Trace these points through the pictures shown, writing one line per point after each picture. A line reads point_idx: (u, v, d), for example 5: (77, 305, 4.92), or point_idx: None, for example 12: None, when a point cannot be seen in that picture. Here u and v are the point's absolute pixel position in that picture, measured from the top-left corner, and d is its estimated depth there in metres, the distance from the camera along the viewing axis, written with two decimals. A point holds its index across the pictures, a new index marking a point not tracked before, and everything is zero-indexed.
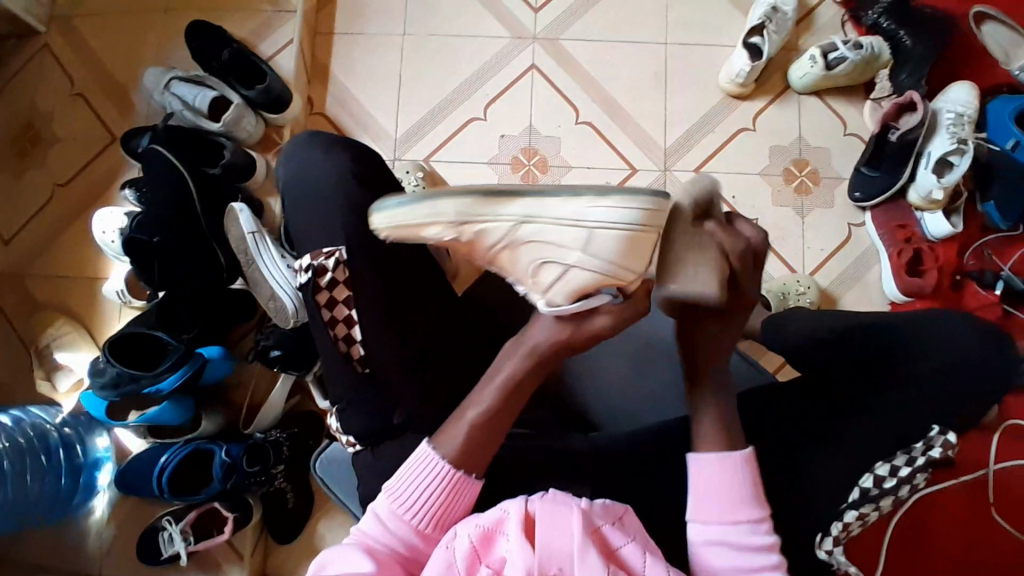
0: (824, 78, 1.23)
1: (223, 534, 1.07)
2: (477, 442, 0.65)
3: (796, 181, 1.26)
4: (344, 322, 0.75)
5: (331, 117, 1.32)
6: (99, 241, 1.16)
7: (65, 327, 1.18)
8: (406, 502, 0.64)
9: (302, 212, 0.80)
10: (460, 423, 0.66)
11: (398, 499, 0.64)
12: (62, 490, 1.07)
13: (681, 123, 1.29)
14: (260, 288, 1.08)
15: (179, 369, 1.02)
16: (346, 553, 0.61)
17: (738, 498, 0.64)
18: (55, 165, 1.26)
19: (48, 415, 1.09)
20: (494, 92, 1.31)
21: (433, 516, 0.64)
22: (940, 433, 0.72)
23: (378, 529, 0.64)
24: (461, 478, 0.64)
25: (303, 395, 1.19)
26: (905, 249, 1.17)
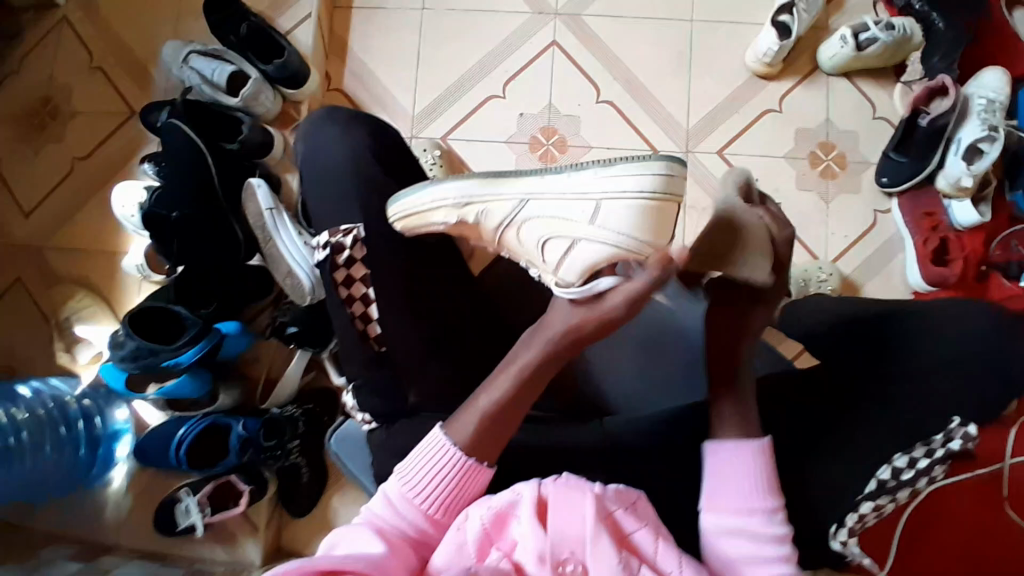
0: (855, 59, 1.19)
1: (238, 507, 1.08)
2: (492, 428, 0.65)
3: (821, 165, 1.23)
4: (362, 300, 0.74)
5: (348, 93, 1.30)
6: (118, 215, 1.16)
7: (86, 301, 1.20)
8: (414, 488, 0.64)
9: (320, 190, 0.79)
10: (474, 408, 0.66)
11: (408, 484, 0.65)
12: (81, 460, 1.09)
13: (704, 103, 1.26)
14: (277, 264, 1.09)
15: (199, 344, 1.02)
16: (356, 534, 0.62)
17: (753, 486, 0.65)
18: (75, 138, 1.27)
19: (67, 387, 1.11)
20: (513, 70, 1.29)
21: (439, 501, 0.64)
22: (961, 424, 0.69)
23: (390, 514, 0.64)
24: (474, 467, 0.65)
25: (319, 369, 1.20)
26: (930, 237, 1.13)
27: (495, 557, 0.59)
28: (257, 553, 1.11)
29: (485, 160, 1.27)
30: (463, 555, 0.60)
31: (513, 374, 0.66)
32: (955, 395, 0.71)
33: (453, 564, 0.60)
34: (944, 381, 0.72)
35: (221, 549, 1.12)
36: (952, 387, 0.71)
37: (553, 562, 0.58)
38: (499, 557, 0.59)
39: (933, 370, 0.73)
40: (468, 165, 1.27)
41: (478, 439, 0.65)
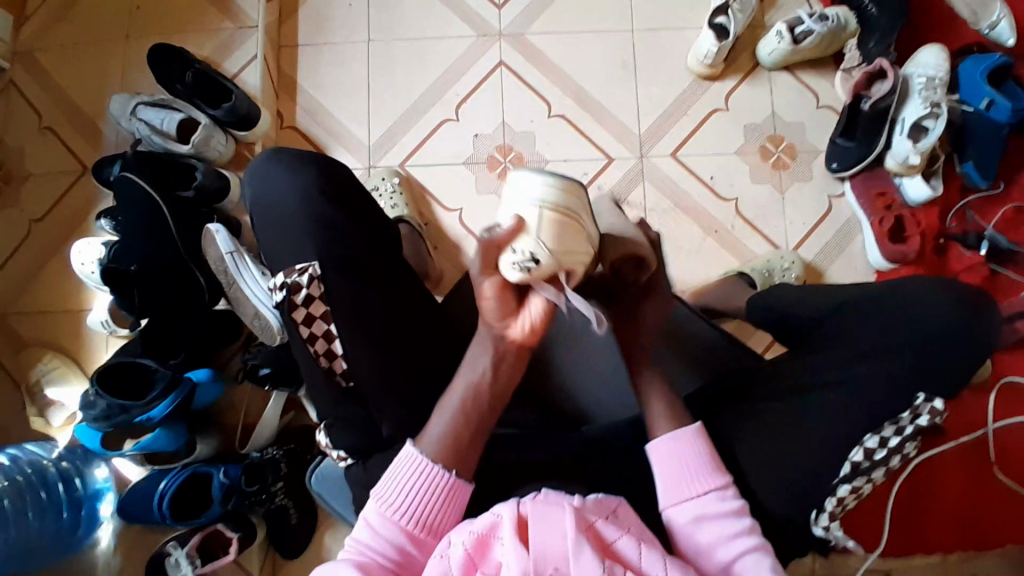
0: (792, 52, 1.22)
1: (229, 554, 1.05)
2: (450, 447, 0.67)
3: (772, 157, 1.25)
4: (324, 337, 0.74)
5: (302, 129, 1.31)
6: (79, 272, 1.14)
7: (54, 361, 1.17)
8: (393, 506, 0.66)
9: (272, 229, 0.79)
10: (430, 433, 0.68)
11: (387, 503, 0.67)
12: (64, 524, 1.05)
13: (654, 108, 1.28)
14: (242, 307, 1.07)
15: (169, 396, 1.01)
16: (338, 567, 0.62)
17: (697, 471, 0.67)
18: (30, 201, 1.25)
19: (44, 451, 1.07)
20: (464, 92, 1.31)
21: (419, 517, 0.66)
22: (928, 400, 0.71)
23: (369, 536, 0.66)
24: (453, 483, 0.67)
25: (297, 409, 1.18)
26: (886, 217, 1.16)
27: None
28: None
29: (445, 183, 1.28)
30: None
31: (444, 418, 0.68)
32: (916, 369, 0.72)
33: None
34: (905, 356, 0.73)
35: None
36: (911, 362, 0.72)
37: None
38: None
39: (892, 347, 0.74)
40: (428, 190, 1.27)
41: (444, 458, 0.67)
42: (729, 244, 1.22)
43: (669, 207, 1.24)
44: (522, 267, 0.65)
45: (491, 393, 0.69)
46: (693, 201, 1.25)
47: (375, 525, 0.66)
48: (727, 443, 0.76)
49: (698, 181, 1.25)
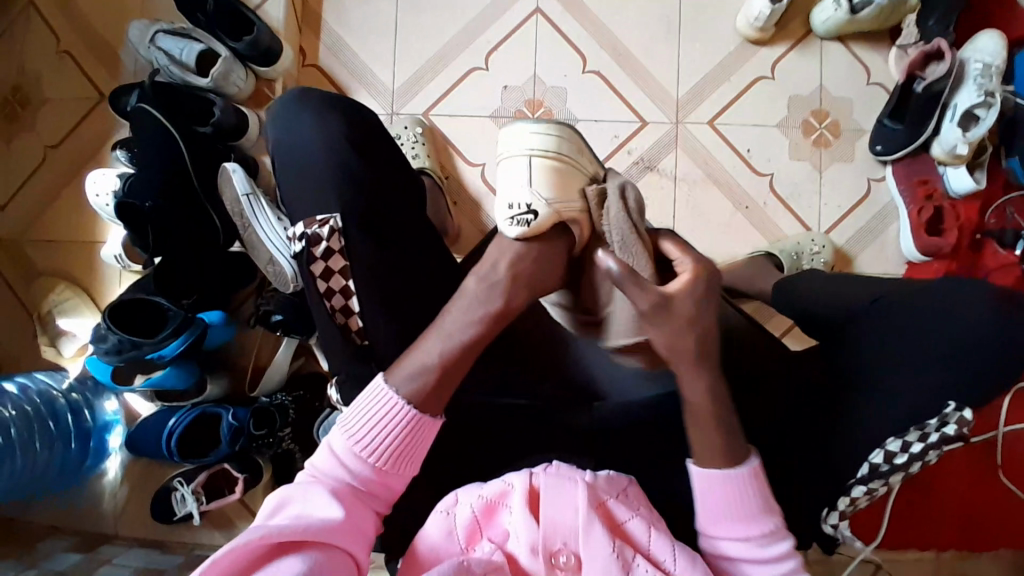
0: (848, 22, 1.14)
1: (235, 494, 1.09)
2: (436, 380, 0.63)
3: (815, 134, 1.20)
4: (342, 293, 0.72)
5: (324, 68, 1.25)
6: (94, 204, 1.12)
7: (67, 293, 1.16)
8: (360, 441, 0.64)
9: (292, 181, 0.76)
10: (417, 365, 0.64)
11: (357, 437, 0.64)
12: (73, 452, 1.08)
13: (694, 73, 1.21)
14: (256, 251, 1.06)
15: (182, 336, 1.01)
16: (307, 493, 0.62)
17: (742, 505, 0.63)
18: (46, 126, 1.22)
19: (55, 382, 1.09)
20: (496, 40, 1.24)
21: (388, 453, 0.64)
22: (958, 409, 0.66)
23: (337, 465, 0.64)
24: (420, 418, 0.64)
25: (307, 356, 1.19)
26: (925, 207, 1.11)
27: (485, 547, 0.63)
28: None
29: (469, 136, 1.23)
30: (452, 541, 0.64)
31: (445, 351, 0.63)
32: None
33: (444, 548, 0.64)
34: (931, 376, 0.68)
35: (219, 535, 1.14)
36: None
37: (545, 553, 0.62)
38: (490, 547, 0.63)
39: None
40: (451, 142, 1.23)
41: (423, 391, 0.63)
42: (759, 221, 1.18)
43: (700, 179, 1.20)
44: (521, 221, 0.64)
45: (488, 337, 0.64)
46: (727, 174, 1.20)
47: (340, 455, 0.64)
48: None
49: (734, 153, 1.20)
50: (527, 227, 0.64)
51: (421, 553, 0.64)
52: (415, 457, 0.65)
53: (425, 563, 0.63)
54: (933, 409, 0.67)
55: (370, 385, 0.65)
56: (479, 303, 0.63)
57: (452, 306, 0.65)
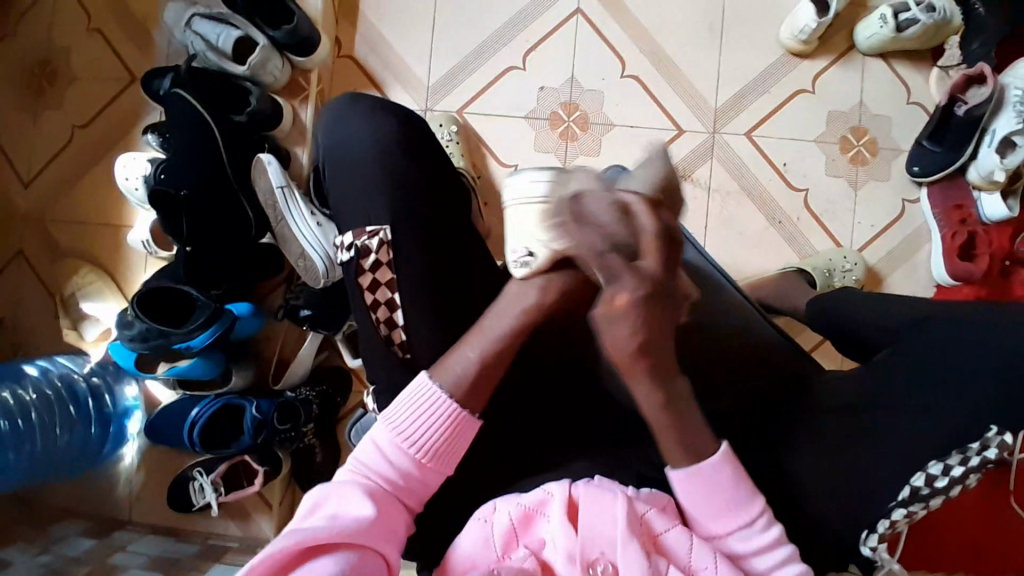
0: (892, 41, 1.13)
1: (253, 486, 1.08)
2: (475, 374, 0.64)
3: (853, 150, 1.19)
4: (387, 305, 0.71)
5: (360, 60, 1.24)
6: (122, 187, 1.11)
7: (90, 276, 1.16)
8: (406, 437, 0.63)
9: (342, 181, 0.75)
10: (460, 362, 0.65)
11: (402, 434, 0.63)
12: (92, 437, 1.08)
13: (733, 82, 1.20)
14: (289, 245, 1.06)
15: (211, 327, 1.00)
16: (344, 491, 0.61)
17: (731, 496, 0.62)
18: (74, 105, 1.21)
19: (76, 365, 1.08)
20: (534, 39, 1.22)
21: (432, 450, 0.64)
22: (999, 434, 0.62)
23: (379, 461, 0.63)
24: (461, 416, 0.64)
25: (331, 349, 1.18)
26: (960, 231, 1.11)
27: (521, 555, 0.61)
28: (269, 528, 1.13)
29: (502, 136, 1.22)
30: (488, 549, 0.62)
31: (482, 345, 0.65)
32: None
33: (479, 554, 0.62)
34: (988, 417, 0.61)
35: (235, 526, 1.14)
36: None
37: (583, 563, 0.59)
38: (525, 554, 0.61)
39: None
40: (484, 140, 1.22)
41: (473, 390, 0.64)
42: (791, 235, 1.18)
43: (734, 190, 1.19)
44: (522, 264, 0.65)
45: (515, 333, 0.66)
46: (762, 187, 1.19)
47: (381, 447, 0.64)
48: (790, 456, 0.70)
49: (769, 166, 1.19)
50: (529, 270, 0.65)
51: (458, 561, 0.62)
52: (456, 454, 0.65)
53: (459, 570, 0.62)
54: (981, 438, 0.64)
55: (416, 381, 0.65)
56: (516, 306, 0.66)
57: (494, 309, 0.67)
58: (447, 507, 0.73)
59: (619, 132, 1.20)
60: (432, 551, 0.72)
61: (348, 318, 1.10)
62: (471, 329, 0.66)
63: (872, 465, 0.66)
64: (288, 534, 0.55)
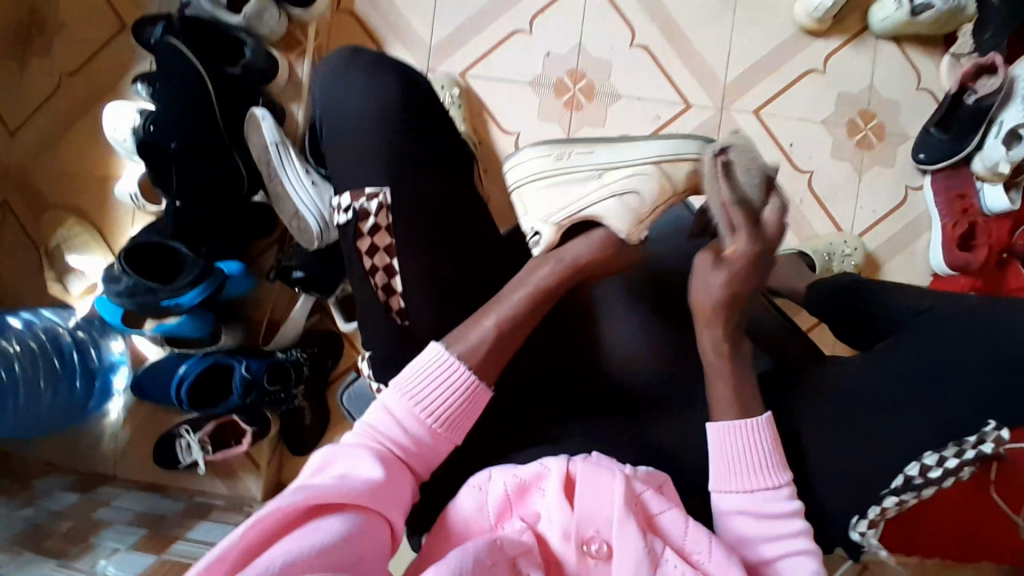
0: (907, 24, 1.10)
1: (241, 445, 1.07)
2: (490, 346, 0.65)
3: (859, 134, 1.17)
4: (384, 271, 0.69)
5: (360, 15, 1.19)
6: (110, 137, 1.07)
7: (76, 228, 1.13)
8: (420, 403, 0.63)
9: (341, 141, 0.73)
10: (477, 331, 0.65)
11: (417, 400, 0.63)
12: (77, 392, 1.05)
13: (743, 59, 1.18)
14: (282, 204, 1.03)
15: (200, 286, 0.98)
16: (352, 453, 0.60)
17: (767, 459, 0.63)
18: (63, 50, 1.16)
19: (60, 319, 1.06)
20: (542, 2, 1.18)
21: (446, 418, 0.63)
22: (996, 429, 0.63)
23: (392, 426, 0.62)
24: (478, 386, 0.64)
25: (322, 314, 1.17)
26: (961, 223, 1.10)
27: (516, 526, 0.60)
28: (256, 489, 1.13)
29: (505, 102, 1.18)
30: (483, 518, 0.62)
31: (502, 314, 0.66)
32: None
33: (473, 523, 0.61)
34: (989, 412, 0.63)
35: (222, 485, 1.13)
36: None
37: (578, 539, 0.59)
38: (521, 527, 0.60)
39: None
40: (487, 106, 1.18)
41: (473, 357, 0.64)
42: (792, 218, 1.17)
43: None
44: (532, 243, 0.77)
45: (532, 302, 0.67)
46: (766, 167, 1.17)
47: (396, 414, 0.63)
48: (787, 437, 0.70)
49: (775, 146, 1.17)
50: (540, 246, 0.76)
51: (451, 528, 0.62)
52: (468, 424, 0.65)
53: (452, 539, 0.61)
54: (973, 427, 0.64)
55: (435, 349, 0.64)
56: (523, 285, 0.68)
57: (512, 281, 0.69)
58: (439, 475, 0.72)
59: (624, 104, 1.17)
60: (422, 519, 0.72)
61: (342, 280, 1.09)
62: (490, 302, 0.67)
63: (864, 449, 0.66)
64: (299, 489, 0.54)
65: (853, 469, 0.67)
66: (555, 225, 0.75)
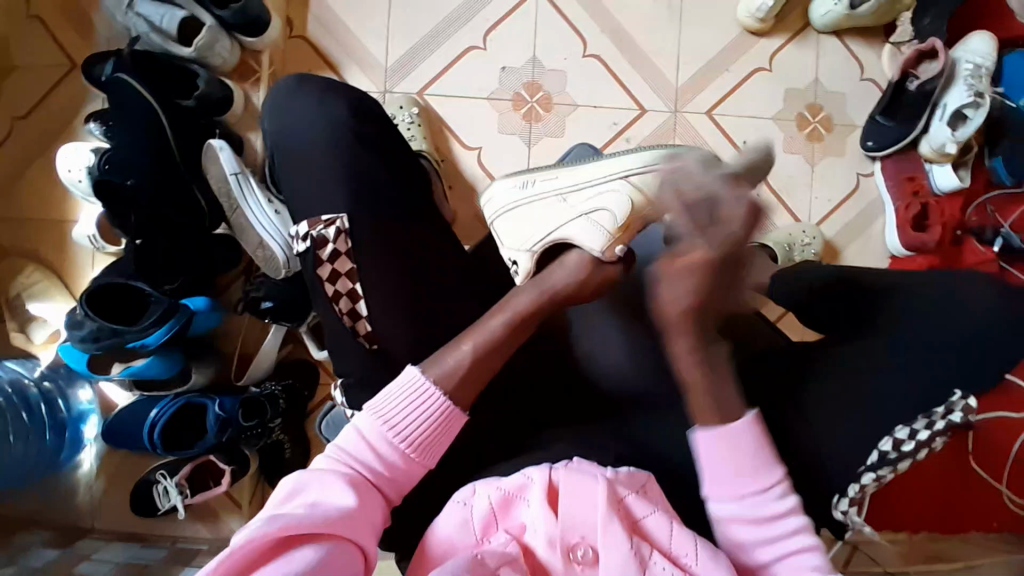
0: (847, 17, 1.15)
1: (220, 486, 1.04)
2: (465, 369, 0.64)
3: (809, 128, 1.21)
4: (348, 296, 0.69)
5: (314, 41, 1.19)
6: (64, 180, 1.04)
7: (36, 275, 1.10)
8: (392, 427, 0.62)
9: (301, 166, 0.72)
10: (453, 353, 0.65)
11: (389, 424, 0.62)
12: (48, 444, 1.02)
13: (695, 61, 1.21)
14: (245, 235, 1.02)
15: (166, 324, 0.95)
16: (323, 480, 0.59)
17: (754, 459, 0.63)
18: (11, 95, 1.13)
19: (26, 370, 1.04)
20: (494, 18, 1.20)
21: (418, 442, 0.62)
22: (963, 398, 0.66)
23: (364, 452, 0.62)
24: (452, 410, 0.64)
25: (295, 343, 1.15)
26: (912, 203, 1.14)
27: (501, 538, 0.60)
28: (240, 528, 1.11)
29: (466, 118, 1.19)
30: (467, 532, 0.61)
31: (476, 339, 0.66)
32: None
33: (457, 538, 0.61)
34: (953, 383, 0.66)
35: (203, 528, 1.10)
36: None
37: (563, 546, 0.59)
38: (506, 539, 0.60)
39: None
40: (447, 124, 1.19)
41: (446, 377, 0.64)
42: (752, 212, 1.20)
43: None
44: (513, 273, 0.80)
45: (507, 331, 0.67)
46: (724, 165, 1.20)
47: (370, 438, 0.62)
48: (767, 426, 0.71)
49: (730, 144, 1.20)
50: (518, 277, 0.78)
51: (435, 544, 0.61)
52: (441, 448, 0.64)
53: (438, 554, 0.60)
54: (940, 398, 0.67)
55: (407, 373, 0.64)
56: (505, 313, 0.68)
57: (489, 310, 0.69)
58: (422, 498, 0.71)
59: (581, 113, 1.19)
60: (409, 544, 0.71)
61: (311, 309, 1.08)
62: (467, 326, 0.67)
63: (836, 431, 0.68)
64: (270, 518, 0.52)
65: (828, 452, 0.68)
66: (530, 252, 0.77)
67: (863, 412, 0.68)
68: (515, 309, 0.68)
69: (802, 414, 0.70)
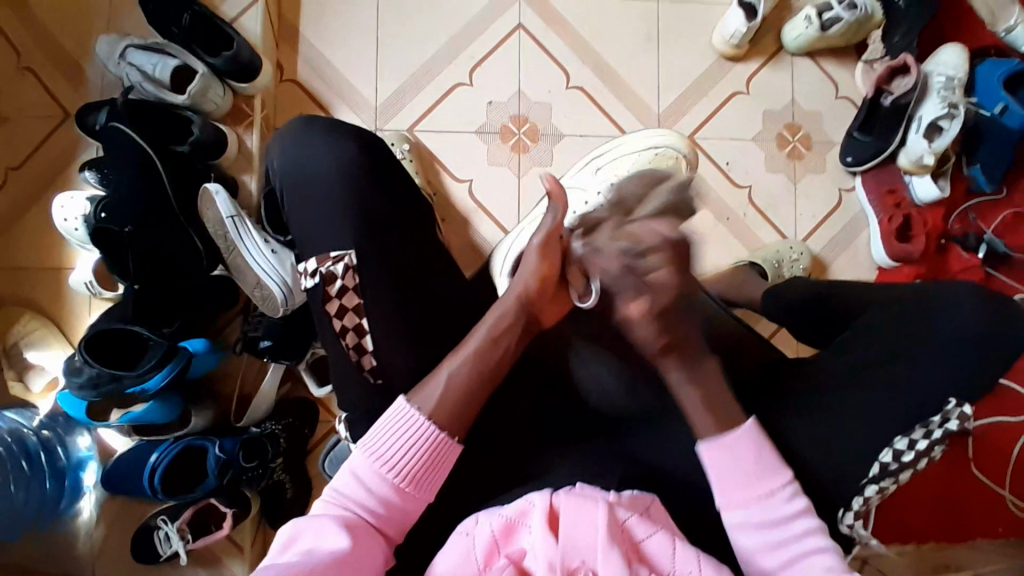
0: (818, 39, 1.19)
1: (223, 530, 1.03)
2: (462, 398, 0.65)
3: (789, 146, 1.25)
4: (355, 331, 0.70)
5: (304, 84, 1.23)
6: (61, 228, 1.06)
7: (32, 324, 1.10)
8: (383, 461, 0.63)
9: (298, 207, 0.74)
10: (441, 378, 0.66)
11: (379, 459, 0.63)
12: (48, 493, 1.02)
13: (675, 87, 1.25)
14: (243, 275, 1.03)
15: (165, 368, 0.95)
16: (318, 524, 0.59)
17: (759, 462, 0.65)
18: (5, 147, 1.15)
19: (25, 419, 1.04)
20: (478, 56, 1.24)
21: (410, 473, 0.63)
22: (957, 405, 0.67)
23: (357, 491, 0.62)
24: (443, 438, 0.64)
25: (294, 380, 1.16)
26: (896, 215, 1.17)
27: (502, 565, 0.60)
28: (242, 573, 1.09)
29: (456, 152, 1.22)
30: (470, 563, 0.61)
31: (462, 355, 0.67)
32: None
33: (461, 569, 0.61)
34: (948, 391, 0.68)
35: (204, 573, 1.08)
36: None
37: (564, 571, 0.59)
38: (507, 565, 0.60)
39: None
40: (438, 158, 1.22)
41: (448, 410, 0.65)
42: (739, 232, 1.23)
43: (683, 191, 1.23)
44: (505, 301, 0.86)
45: (499, 358, 0.69)
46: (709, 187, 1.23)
47: (362, 476, 0.63)
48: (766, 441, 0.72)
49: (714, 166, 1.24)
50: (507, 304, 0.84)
51: None
52: (435, 477, 0.65)
53: None
54: (935, 406, 0.68)
55: (393, 406, 0.65)
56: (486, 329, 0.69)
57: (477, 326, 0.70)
58: (427, 532, 0.71)
59: (568, 142, 1.22)
60: None
61: (312, 344, 1.08)
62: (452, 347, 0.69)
63: (836, 445, 0.69)
64: (265, 569, 0.54)
65: (829, 465, 0.69)
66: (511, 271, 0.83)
67: (861, 423, 0.69)
68: (494, 320, 0.69)
69: (802, 428, 0.70)
